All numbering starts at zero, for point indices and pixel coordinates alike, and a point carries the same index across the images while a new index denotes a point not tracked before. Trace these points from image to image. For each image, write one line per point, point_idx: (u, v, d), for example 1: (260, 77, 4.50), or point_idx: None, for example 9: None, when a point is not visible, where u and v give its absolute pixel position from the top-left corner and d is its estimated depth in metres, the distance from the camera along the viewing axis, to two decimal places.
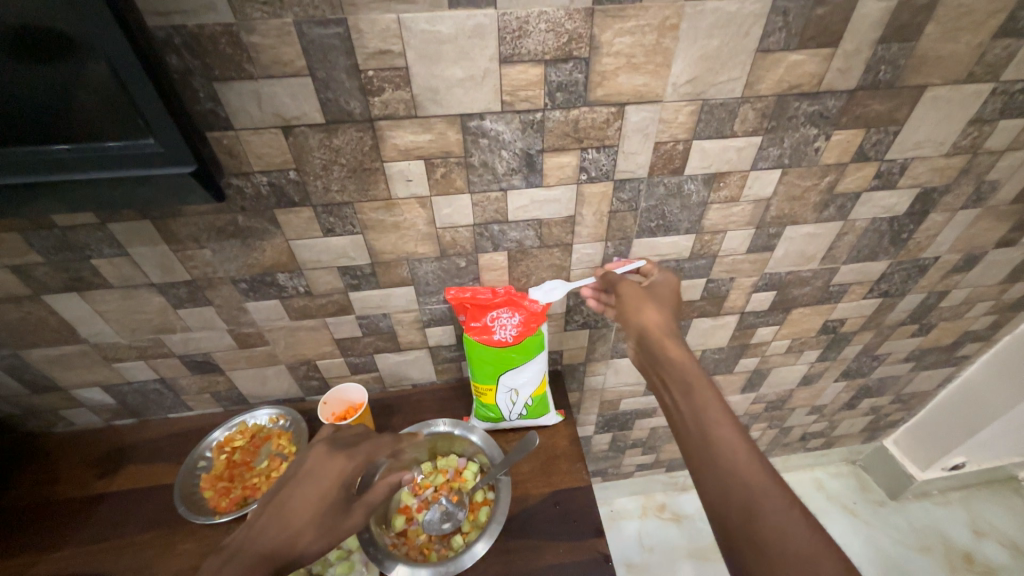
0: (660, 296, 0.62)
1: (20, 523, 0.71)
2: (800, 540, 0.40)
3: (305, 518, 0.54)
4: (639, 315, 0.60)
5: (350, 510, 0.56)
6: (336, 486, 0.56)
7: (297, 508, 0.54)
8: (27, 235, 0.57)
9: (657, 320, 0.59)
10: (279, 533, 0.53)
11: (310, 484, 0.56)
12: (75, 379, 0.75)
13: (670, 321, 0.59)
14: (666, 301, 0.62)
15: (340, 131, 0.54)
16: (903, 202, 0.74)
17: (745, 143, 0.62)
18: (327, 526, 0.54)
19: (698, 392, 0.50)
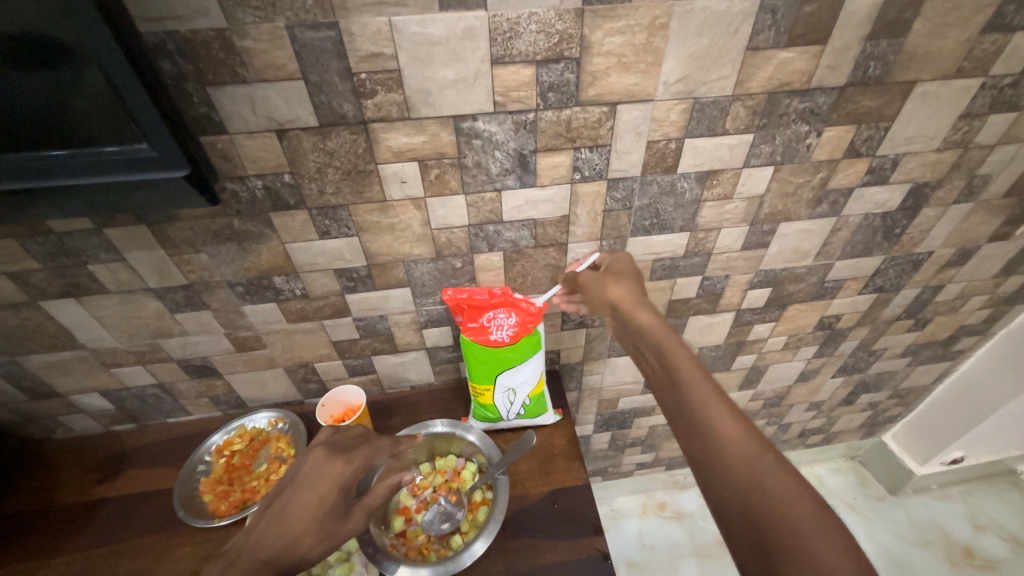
0: (625, 272, 0.64)
1: (19, 529, 0.71)
2: (774, 481, 0.40)
3: (305, 523, 0.54)
4: (610, 292, 0.61)
5: (349, 513, 0.56)
6: (335, 490, 0.56)
7: (297, 512, 0.54)
8: (23, 242, 0.57)
9: (627, 294, 0.60)
10: (278, 538, 0.53)
11: (309, 488, 0.56)
12: (73, 384, 0.75)
13: (639, 294, 0.60)
14: (632, 277, 0.63)
15: (334, 134, 0.54)
16: (895, 197, 0.74)
17: (737, 141, 0.62)
18: (326, 530, 0.55)
19: (671, 354, 0.51)
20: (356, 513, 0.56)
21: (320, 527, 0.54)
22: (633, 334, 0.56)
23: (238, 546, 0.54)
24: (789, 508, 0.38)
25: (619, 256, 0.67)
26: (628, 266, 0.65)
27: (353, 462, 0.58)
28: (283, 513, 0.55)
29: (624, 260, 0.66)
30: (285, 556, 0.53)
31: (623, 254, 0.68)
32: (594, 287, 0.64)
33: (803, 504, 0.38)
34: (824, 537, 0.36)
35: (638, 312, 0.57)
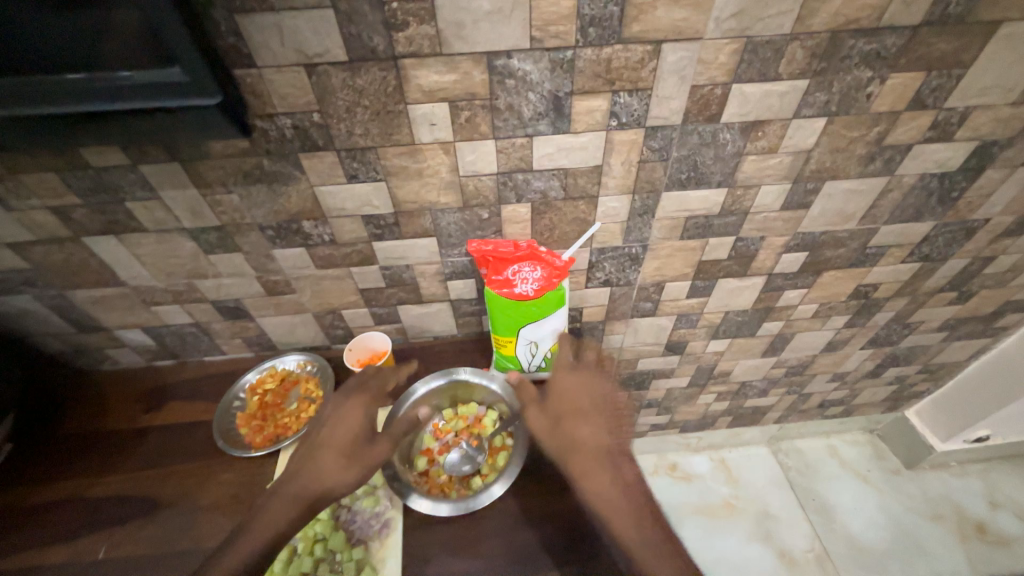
0: (572, 396, 0.68)
1: (77, 449, 0.77)
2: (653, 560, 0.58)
3: (337, 452, 0.61)
4: (561, 435, 0.65)
5: (377, 441, 0.63)
6: (364, 419, 0.64)
7: (335, 444, 0.61)
8: (64, 176, 0.59)
9: (573, 430, 0.65)
10: (317, 471, 0.60)
11: (336, 424, 0.63)
12: (117, 320, 0.79)
13: (587, 417, 0.66)
14: (578, 390, 0.68)
15: (363, 70, 0.52)
16: (957, 156, 0.68)
17: (790, 88, 0.58)
18: (357, 457, 0.61)
19: (604, 480, 0.62)
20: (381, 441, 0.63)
21: (351, 455, 0.61)
22: (584, 473, 0.63)
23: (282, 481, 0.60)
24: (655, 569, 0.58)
25: (562, 374, 0.70)
26: (571, 385, 0.69)
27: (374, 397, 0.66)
28: (317, 447, 0.62)
29: (570, 379, 0.69)
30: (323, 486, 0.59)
31: (564, 373, 0.69)
32: (542, 430, 0.66)
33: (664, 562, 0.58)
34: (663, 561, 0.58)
35: (593, 454, 0.64)
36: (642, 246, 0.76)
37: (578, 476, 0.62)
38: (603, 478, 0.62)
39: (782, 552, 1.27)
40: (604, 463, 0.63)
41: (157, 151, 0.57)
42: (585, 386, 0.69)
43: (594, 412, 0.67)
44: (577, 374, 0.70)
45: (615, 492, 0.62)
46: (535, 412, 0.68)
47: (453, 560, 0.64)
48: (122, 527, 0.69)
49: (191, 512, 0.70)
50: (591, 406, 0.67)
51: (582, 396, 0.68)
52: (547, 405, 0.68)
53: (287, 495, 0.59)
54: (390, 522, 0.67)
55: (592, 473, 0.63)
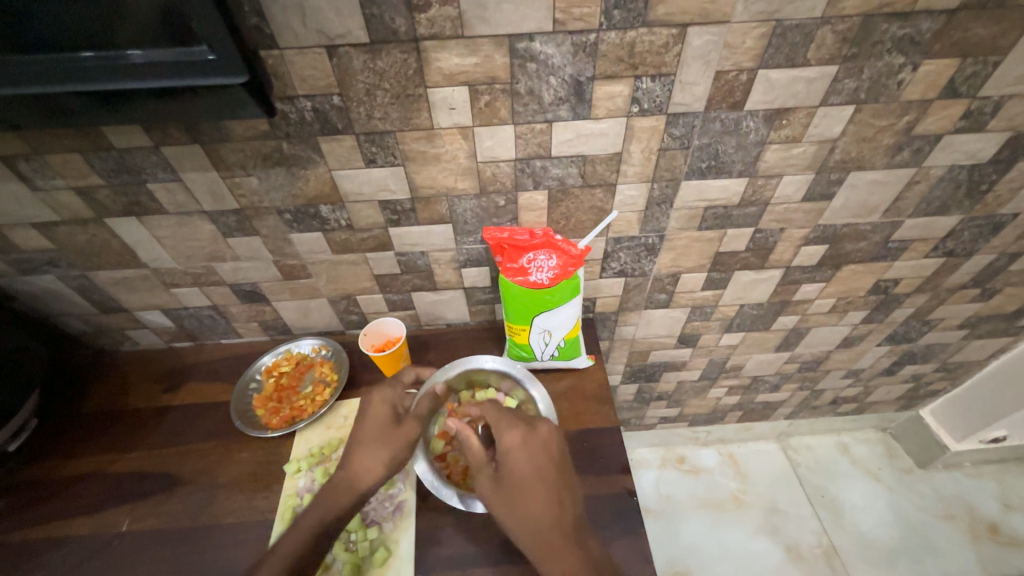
0: (518, 465, 0.60)
1: (100, 425, 0.79)
2: None
3: (369, 440, 0.64)
4: (514, 515, 0.58)
5: (401, 428, 0.65)
6: (388, 413, 0.66)
7: (363, 440, 0.64)
8: (88, 157, 0.59)
9: (527, 509, 0.57)
10: (351, 461, 0.63)
11: (364, 419, 0.66)
12: (138, 301, 0.80)
13: (540, 487, 0.59)
14: (525, 455, 0.61)
15: (384, 52, 0.52)
16: (989, 147, 0.66)
17: (818, 74, 0.56)
18: (387, 442, 0.64)
19: (568, 558, 0.54)
20: (407, 425, 0.65)
21: (381, 441, 0.64)
22: (544, 554, 0.55)
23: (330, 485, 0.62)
24: None
25: (507, 437, 0.62)
26: (515, 452, 0.61)
27: (393, 383, 0.69)
28: (350, 441, 0.64)
29: (516, 446, 0.61)
30: (358, 474, 0.62)
31: (511, 435, 0.62)
32: (497, 509, 0.59)
33: None
34: None
35: (549, 533, 0.56)
36: (658, 235, 0.75)
37: (540, 558, 0.55)
38: (568, 557, 0.54)
39: (789, 547, 1.26)
40: (563, 540, 0.56)
41: (179, 132, 0.57)
42: (534, 449, 0.61)
43: (545, 479, 0.60)
44: (526, 435, 0.62)
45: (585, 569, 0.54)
46: (488, 481, 0.60)
47: (466, 541, 0.65)
48: (143, 502, 0.71)
49: (209, 489, 0.71)
50: (540, 474, 0.60)
51: (530, 463, 0.60)
52: (497, 475, 0.60)
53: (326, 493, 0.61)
54: (403, 505, 0.68)
55: (552, 553, 0.55)
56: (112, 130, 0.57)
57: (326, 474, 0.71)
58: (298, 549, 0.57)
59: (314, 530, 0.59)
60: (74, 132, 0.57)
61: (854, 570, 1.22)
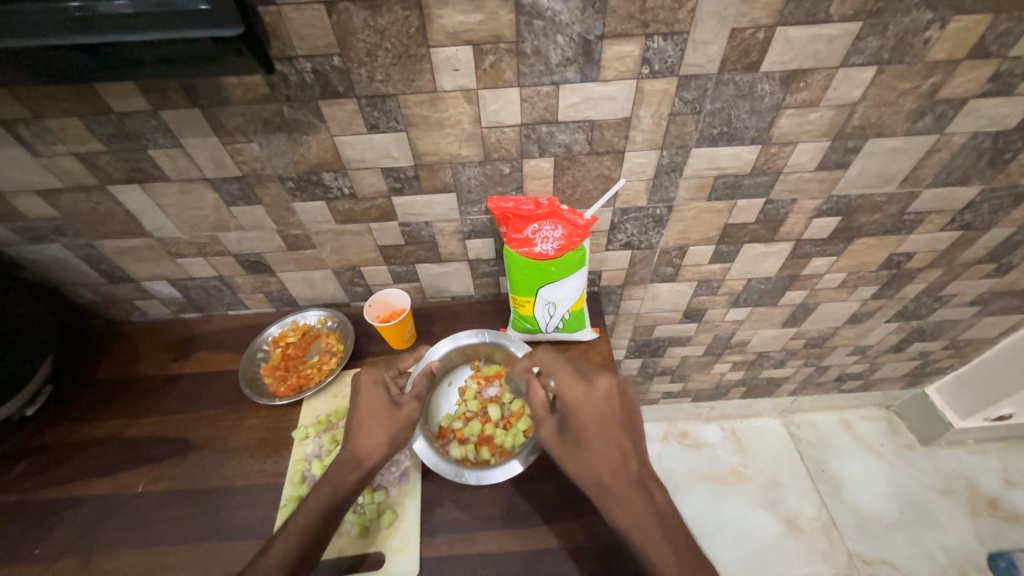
0: (582, 417, 0.59)
1: (113, 391, 0.81)
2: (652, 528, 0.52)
3: (369, 423, 0.63)
4: (579, 465, 0.57)
5: (401, 407, 0.65)
6: (384, 394, 0.66)
7: (363, 422, 0.64)
8: (87, 121, 0.59)
9: (592, 458, 0.57)
10: (354, 444, 0.62)
11: (361, 402, 0.65)
12: (144, 271, 0.81)
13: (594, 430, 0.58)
14: (589, 405, 0.60)
15: (385, 9, 0.50)
16: (1017, 112, 0.63)
17: (840, 31, 0.54)
18: (388, 424, 0.63)
19: (632, 503, 0.54)
20: (407, 404, 0.65)
21: (381, 422, 0.63)
22: (607, 501, 0.55)
23: (337, 461, 0.62)
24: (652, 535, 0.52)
25: (568, 392, 0.61)
26: (585, 403, 0.60)
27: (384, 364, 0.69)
28: (349, 424, 0.64)
29: (576, 402, 0.60)
30: (363, 455, 0.61)
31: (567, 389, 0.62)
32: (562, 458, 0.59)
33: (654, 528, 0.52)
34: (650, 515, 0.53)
35: (608, 481, 0.55)
36: (667, 206, 0.74)
37: (603, 503, 0.55)
38: (630, 501, 0.54)
39: (788, 519, 1.28)
40: (626, 485, 0.54)
41: (178, 95, 0.56)
42: (597, 399, 0.60)
43: (610, 431, 0.58)
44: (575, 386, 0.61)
45: (641, 520, 0.53)
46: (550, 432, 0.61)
47: (472, 507, 0.66)
48: (157, 464, 0.73)
49: (221, 453, 0.73)
50: (604, 428, 0.58)
51: (591, 416, 0.59)
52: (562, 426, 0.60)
53: (334, 469, 0.61)
54: (408, 471, 0.70)
55: (610, 489, 0.55)
56: (110, 94, 0.56)
57: (333, 441, 0.72)
58: (308, 527, 0.57)
59: (326, 501, 0.59)
60: (72, 95, 0.56)
61: (851, 542, 1.24)
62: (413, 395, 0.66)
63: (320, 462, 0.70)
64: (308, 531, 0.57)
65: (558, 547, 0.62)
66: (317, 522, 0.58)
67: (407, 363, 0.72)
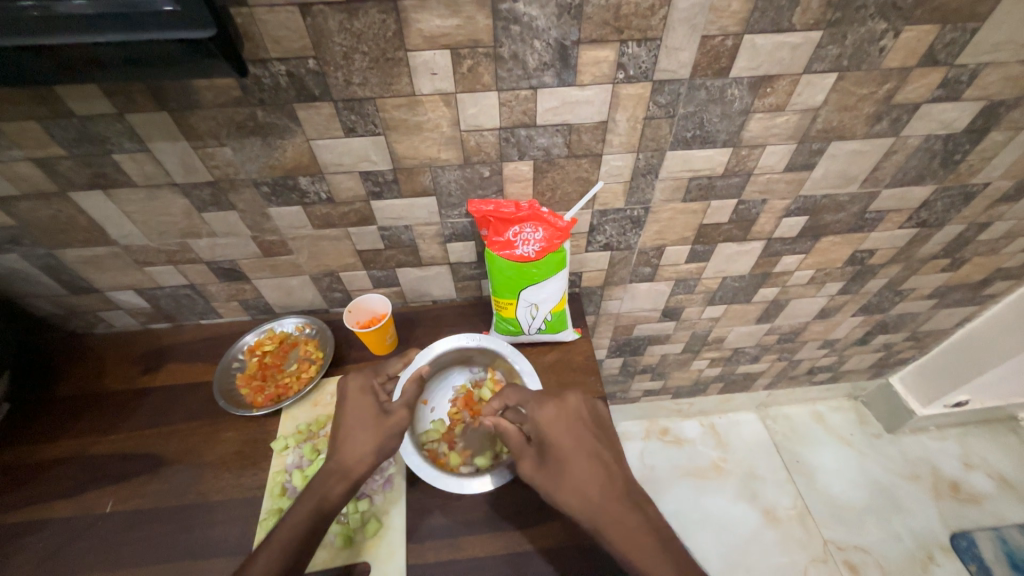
0: (559, 437, 0.60)
1: (76, 408, 0.77)
2: (650, 551, 0.50)
3: (358, 432, 0.62)
4: (563, 487, 0.57)
5: (391, 415, 0.64)
6: (374, 404, 0.65)
7: (350, 432, 0.63)
8: (46, 125, 0.56)
9: (572, 481, 0.57)
10: (341, 454, 0.61)
11: (350, 411, 0.64)
12: (109, 281, 0.77)
13: (575, 451, 0.59)
14: (563, 423, 0.61)
15: (361, 12, 0.50)
16: (964, 117, 0.67)
17: (802, 40, 0.56)
18: (376, 433, 0.62)
19: (626, 522, 0.53)
20: (397, 414, 0.64)
21: (370, 431, 0.62)
22: (597, 523, 0.54)
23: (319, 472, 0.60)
24: (651, 556, 0.50)
25: (542, 416, 0.62)
26: (558, 423, 0.61)
27: (371, 371, 0.68)
28: (336, 435, 0.63)
29: (553, 426, 0.61)
30: (350, 465, 0.60)
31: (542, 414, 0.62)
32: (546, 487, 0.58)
33: (653, 549, 0.51)
34: (647, 537, 0.52)
35: (599, 504, 0.55)
36: (644, 208, 0.75)
37: (596, 529, 0.53)
38: (624, 519, 0.53)
39: (766, 510, 1.32)
40: (613, 501, 0.55)
41: (144, 98, 0.54)
42: (569, 417, 0.62)
43: (591, 447, 0.59)
44: (554, 410, 0.63)
45: (635, 536, 0.52)
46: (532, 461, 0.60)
47: (458, 511, 0.66)
48: (126, 483, 0.70)
49: (195, 468, 0.71)
50: (583, 449, 0.59)
51: (569, 437, 0.60)
52: (542, 454, 0.60)
53: (315, 481, 0.59)
54: (393, 477, 0.69)
55: (603, 514, 0.54)
56: (72, 97, 0.53)
57: (314, 451, 0.71)
58: (291, 542, 0.55)
59: (308, 513, 0.57)
60: (29, 97, 0.53)
61: (826, 528, 1.28)
62: (402, 403, 0.65)
63: (301, 472, 0.68)
64: (293, 545, 0.55)
65: (547, 547, 0.62)
66: (299, 537, 0.56)
67: (395, 369, 0.71)
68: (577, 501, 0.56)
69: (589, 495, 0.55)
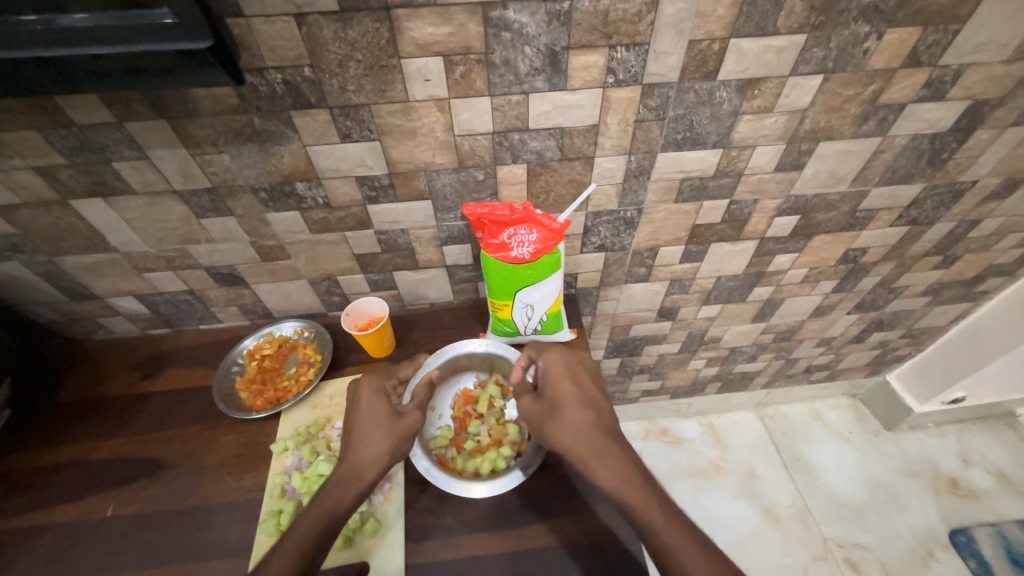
0: (560, 383, 0.65)
1: (76, 414, 0.78)
2: (637, 484, 0.56)
3: (371, 433, 0.62)
4: (559, 424, 0.61)
5: (404, 416, 0.64)
6: (387, 405, 0.65)
7: (364, 433, 0.63)
8: (47, 135, 0.57)
9: (569, 419, 0.61)
10: (355, 455, 0.61)
11: (364, 413, 0.64)
12: (109, 287, 0.78)
13: (574, 395, 0.63)
14: (564, 370, 0.66)
15: (355, 21, 0.51)
16: (949, 116, 0.69)
17: (788, 43, 0.57)
18: (389, 434, 0.62)
19: (615, 459, 0.57)
20: (410, 415, 0.65)
21: (383, 432, 0.63)
22: (588, 456, 0.58)
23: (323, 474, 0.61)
24: (637, 489, 0.55)
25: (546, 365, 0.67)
26: (560, 372, 0.66)
27: (384, 374, 0.69)
28: (350, 436, 0.63)
29: (554, 373, 0.66)
30: (363, 467, 0.60)
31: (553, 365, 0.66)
32: (539, 424, 0.63)
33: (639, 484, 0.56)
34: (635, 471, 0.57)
35: (591, 440, 0.59)
36: (637, 209, 0.76)
37: (587, 463, 0.58)
38: (614, 456, 0.58)
39: (766, 508, 1.32)
40: (607, 440, 0.59)
41: (143, 107, 0.55)
42: (570, 366, 0.66)
43: (588, 396, 0.63)
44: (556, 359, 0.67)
45: (624, 471, 0.56)
46: (529, 399, 0.64)
47: (457, 511, 0.66)
48: (127, 487, 0.71)
49: (196, 472, 0.71)
50: (580, 394, 0.63)
51: (574, 387, 0.64)
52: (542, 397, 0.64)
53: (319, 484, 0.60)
54: (391, 475, 0.70)
55: (595, 450, 0.58)
56: (72, 106, 0.54)
57: (313, 452, 0.71)
58: (305, 545, 0.56)
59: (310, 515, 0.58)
60: (30, 107, 0.54)
61: (825, 526, 1.29)
62: (415, 405, 0.67)
63: (300, 473, 0.69)
64: (307, 544, 0.56)
65: (545, 546, 0.63)
66: (313, 541, 0.56)
67: (406, 373, 0.71)
68: (571, 437, 0.60)
69: (584, 432, 0.60)
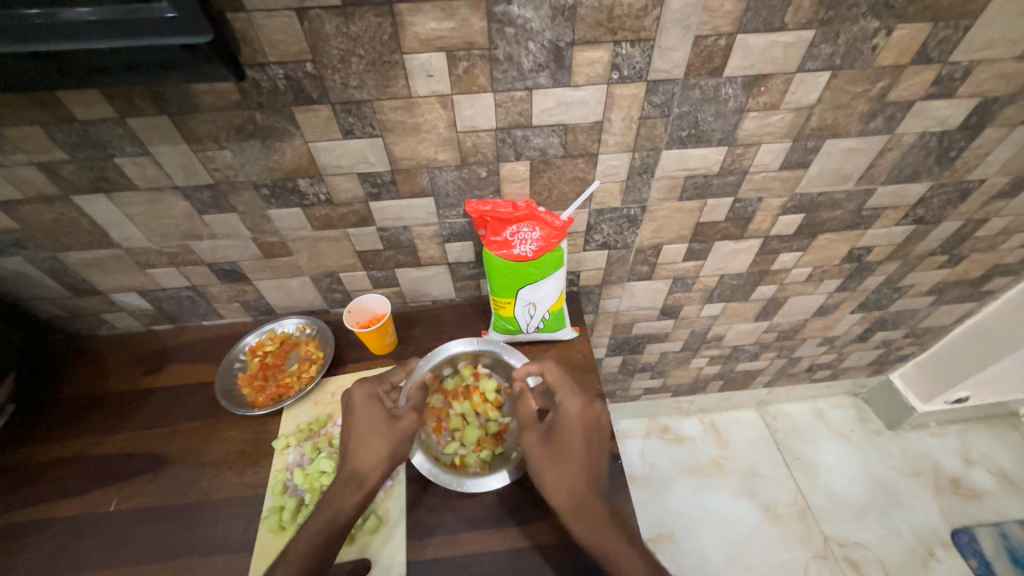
0: (570, 433, 0.62)
1: (79, 409, 0.78)
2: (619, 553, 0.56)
3: (370, 440, 0.63)
4: (558, 473, 0.60)
5: (399, 420, 0.65)
6: (382, 411, 0.65)
7: (362, 439, 0.63)
8: (48, 130, 0.57)
9: (568, 473, 0.60)
10: (355, 461, 0.62)
11: (359, 420, 0.65)
12: (112, 283, 0.78)
13: (581, 448, 0.61)
14: (578, 420, 0.63)
15: (358, 16, 0.50)
16: (958, 114, 0.68)
17: (795, 38, 0.57)
18: (387, 439, 0.63)
19: (604, 525, 0.57)
20: (405, 420, 0.65)
21: (381, 437, 0.63)
22: (577, 513, 0.58)
23: None
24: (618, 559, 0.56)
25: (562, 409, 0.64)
26: (574, 420, 0.63)
27: (377, 380, 0.69)
28: (347, 443, 0.64)
29: (567, 420, 0.63)
30: (364, 473, 0.61)
31: (573, 412, 0.63)
32: (536, 464, 0.61)
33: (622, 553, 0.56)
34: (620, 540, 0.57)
35: (584, 500, 0.59)
36: (640, 206, 0.76)
37: (572, 518, 0.58)
38: (605, 524, 0.58)
39: (766, 507, 1.32)
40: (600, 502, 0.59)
41: (145, 102, 0.55)
42: (585, 416, 0.63)
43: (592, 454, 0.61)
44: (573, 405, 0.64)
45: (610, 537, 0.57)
46: (538, 438, 0.63)
47: (457, 509, 0.67)
48: (129, 482, 0.71)
49: (198, 467, 0.72)
50: (587, 448, 0.62)
51: (589, 441, 0.62)
52: (548, 440, 0.62)
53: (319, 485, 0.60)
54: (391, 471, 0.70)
55: (586, 509, 0.58)
56: (74, 102, 0.54)
57: (315, 449, 0.72)
58: (310, 551, 0.57)
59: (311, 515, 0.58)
60: (32, 102, 0.54)
61: (825, 525, 1.29)
62: (411, 407, 0.67)
63: (302, 470, 0.69)
64: (315, 545, 0.57)
65: (544, 544, 0.63)
66: (317, 547, 0.57)
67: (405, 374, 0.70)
68: (567, 489, 0.59)
69: (580, 489, 0.59)
